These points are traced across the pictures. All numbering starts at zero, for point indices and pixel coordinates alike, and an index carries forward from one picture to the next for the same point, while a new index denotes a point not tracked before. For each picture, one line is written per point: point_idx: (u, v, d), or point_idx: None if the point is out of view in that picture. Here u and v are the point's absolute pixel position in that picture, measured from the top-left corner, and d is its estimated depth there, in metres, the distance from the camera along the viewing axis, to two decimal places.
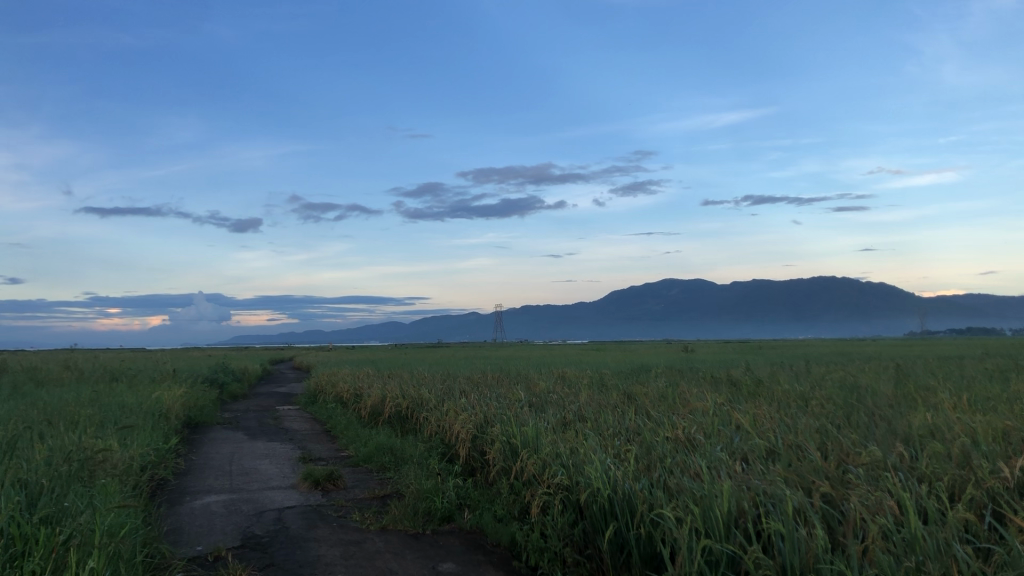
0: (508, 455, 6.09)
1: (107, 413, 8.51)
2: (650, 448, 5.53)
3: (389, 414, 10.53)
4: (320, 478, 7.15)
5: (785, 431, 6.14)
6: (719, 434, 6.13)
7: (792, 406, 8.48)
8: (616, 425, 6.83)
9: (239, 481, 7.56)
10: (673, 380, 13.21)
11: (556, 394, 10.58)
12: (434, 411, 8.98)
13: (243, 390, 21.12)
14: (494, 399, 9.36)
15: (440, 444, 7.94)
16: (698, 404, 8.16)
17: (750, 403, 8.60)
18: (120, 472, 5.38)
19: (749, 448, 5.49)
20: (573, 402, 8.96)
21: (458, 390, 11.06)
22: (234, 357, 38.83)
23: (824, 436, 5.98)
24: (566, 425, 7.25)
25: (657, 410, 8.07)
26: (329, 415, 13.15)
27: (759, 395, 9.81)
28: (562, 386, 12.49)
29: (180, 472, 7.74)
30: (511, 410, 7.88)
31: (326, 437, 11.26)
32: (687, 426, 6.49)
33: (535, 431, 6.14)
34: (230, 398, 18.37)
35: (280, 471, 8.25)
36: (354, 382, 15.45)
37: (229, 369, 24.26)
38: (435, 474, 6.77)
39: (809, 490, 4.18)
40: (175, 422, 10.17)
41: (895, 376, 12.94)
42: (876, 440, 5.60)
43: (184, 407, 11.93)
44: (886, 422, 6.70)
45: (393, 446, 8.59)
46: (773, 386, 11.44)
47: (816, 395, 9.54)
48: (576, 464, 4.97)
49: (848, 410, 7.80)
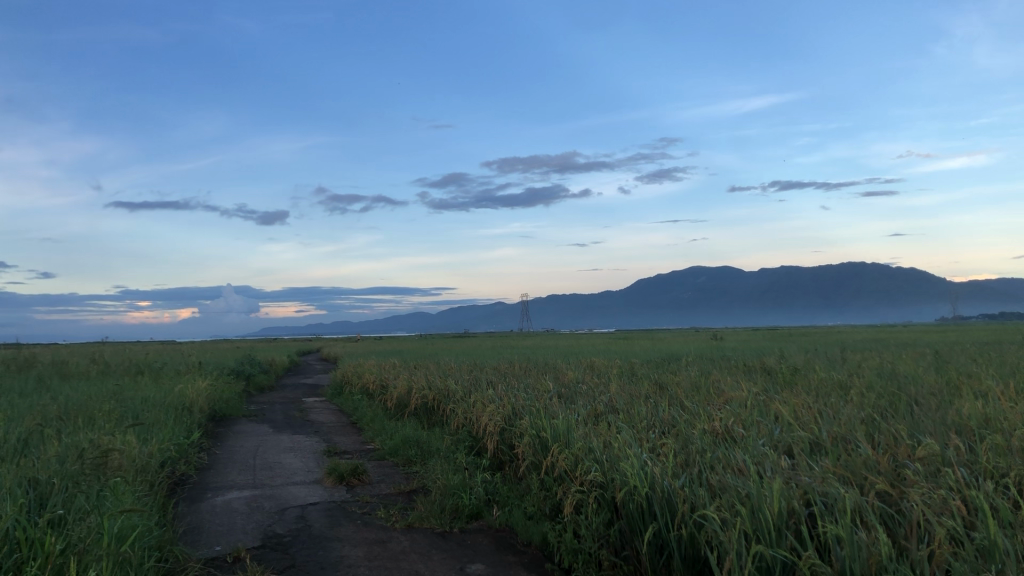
0: (538, 450, 5.85)
1: (128, 408, 8.37)
2: (688, 442, 5.27)
3: (416, 406, 10.34)
4: (344, 473, 6.95)
5: (829, 422, 5.86)
6: (759, 427, 5.85)
7: (831, 395, 8.14)
8: (649, 418, 6.58)
9: (262, 477, 7.38)
10: (706, 370, 12.93)
11: (586, 384, 10.31)
12: (461, 403, 8.76)
13: (270, 381, 21.06)
14: (522, 390, 9.12)
15: (467, 436, 7.72)
16: (734, 393, 7.88)
17: (788, 393, 8.28)
18: (136, 471, 5.20)
19: (793, 441, 5.21)
20: (603, 393, 8.68)
21: (485, 380, 10.83)
22: (262, 349, 38.99)
23: (870, 427, 5.69)
24: (598, 417, 6.99)
25: (690, 401, 7.80)
26: (355, 406, 13.00)
27: (795, 384, 9.51)
28: (592, 376, 12.25)
29: (202, 467, 7.58)
30: (539, 402, 7.63)
31: (351, 429, 11.09)
32: (725, 418, 6.21)
33: (566, 424, 5.89)
34: (256, 390, 18.28)
35: (304, 465, 8.07)
36: (380, 373, 15.30)
37: (256, 362, 24.24)
38: (462, 468, 6.55)
39: (864, 488, 3.90)
40: (198, 415, 10.02)
41: (935, 363, 12.53)
42: (928, 431, 5.30)
43: (209, 400, 11.79)
44: (934, 410, 6.38)
45: (419, 438, 8.38)
46: (810, 373, 11.11)
47: (855, 383, 9.19)
48: (611, 459, 4.72)
49: (891, 399, 7.47)
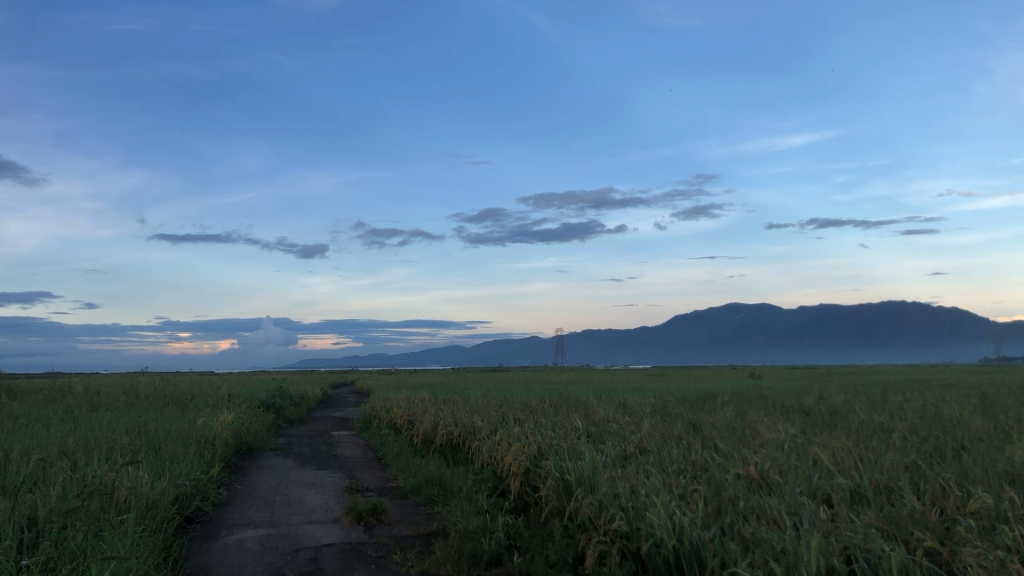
0: (561, 494, 5.58)
1: (147, 441, 8.22)
2: (720, 488, 4.98)
3: (441, 443, 10.10)
4: (363, 512, 6.72)
5: (870, 469, 5.53)
6: (797, 472, 5.54)
7: (872, 438, 7.75)
8: (680, 460, 6.29)
9: (280, 514, 7.17)
10: (741, 409, 12.55)
11: (616, 422, 10.00)
12: (486, 441, 8.51)
13: (300, 413, 20.91)
14: (550, 428, 8.85)
15: (491, 476, 7.46)
16: (770, 435, 7.56)
17: (827, 435, 7.91)
18: (140, 512, 5.02)
19: (833, 490, 4.90)
20: (633, 432, 8.36)
21: (513, 417, 10.55)
22: (296, 381, 39.01)
23: (915, 475, 5.36)
24: (626, 459, 6.71)
25: (724, 442, 7.49)
26: (382, 441, 12.78)
27: (834, 426, 9.13)
28: (623, 414, 11.90)
29: (219, 503, 7.40)
30: (566, 441, 7.37)
31: (376, 465, 10.86)
32: (760, 462, 5.90)
33: (591, 467, 5.62)
34: (285, 423, 18.13)
35: (323, 503, 7.85)
36: (409, 408, 15.08)
37: (288, 395, 24.15)
38: (483, 511, 6.29)
39: (911, 545, 3.60)
40: (221, 448, 9.86)
41: (981, 405, 12.01)
42: (978, 481, 4.96)
43: (234, 433, 11.63)
44: (983, 457, 6.01)
45: (442, 477, 8.14)
46: (851, 415, 10.67)
47: (897, 426, 8.79)
48: (637, 507, 4.45)
49: (936, 444, 7.09)
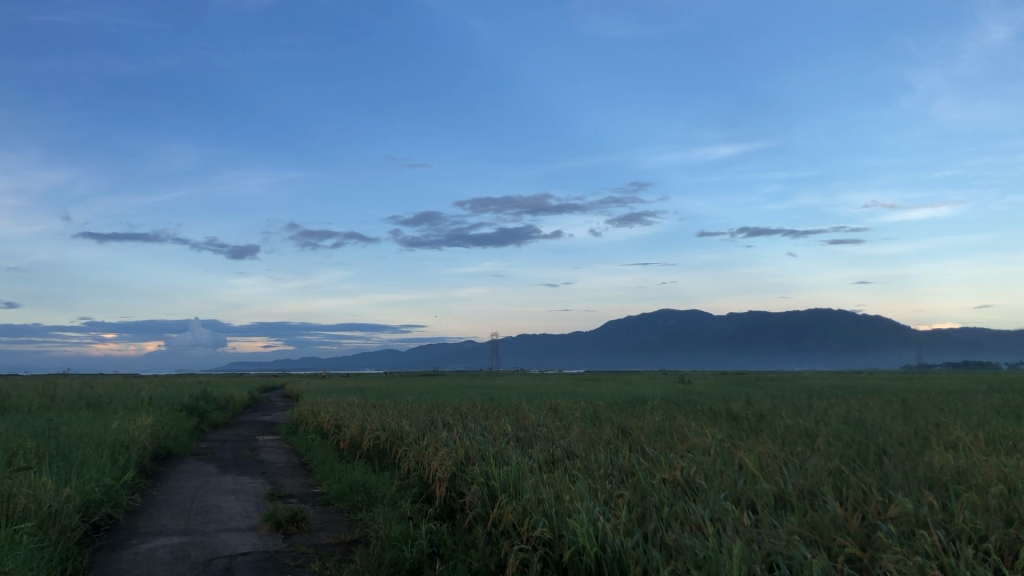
0: (486, 500, 5.48)
1: (57, 445, 7.85)
2: (645, 494, 4.94)
3: (367, 448, 9.89)
4: (282, 520, 6.50)
5: (794, 474, 5.55)
6: (722, 477, 5.54)
7: (797, 443, 7.81)
8: (606, 464, 6.24)
9: (196, 522, 6.90)
10: (671, 413, 12.63)
11: (546, 427, 9.92)
12: (414, 446, 8.36)
13: (225, 417, 20.40)
14: (479, 433, 8.73)
15: (417, 481, 7.31)
16: (698, 440, 7.57)
17: (753, 440, 7.95)
18: (38, 527, 4.75)
19: (756, 496, 4.89)
20: (563, 437, 8.28)
21: (441, 422, 10.41)
22: (223, 384, 38.13)
23: (838, 480, 5.38)
24: (554, 464, 6.63)
25: (652, 447, 7.47)
26: (308, 446, 12.50)
27: (761, 431, 9.20)
28: (553, 418, 11.84)
29: (132, 510, 7.10)
30: (494, 446, 7.25)
31: (301, 471, 10.60)
32: (686, 466, 5.87)
33: (516, 473, 5.52)
34: (208, 427, 17.63)
35: (243, 509, 7.60)
36: (337, 412, 14.80)
37: (212, 398, 23.57)
38: (407, 518, 6.15)
39: (832, 552, 3.59)
40: (137, 453, 9.50)
41: (902, 411, 12.29)
42: (899, 486, 5.00)
43: (152, 437, 11.24)
44: (902, 462, 6.09)
45: (367, 483, 7.96)
46: (777, 420, 10.78)
47: (821, 431, 8.91)
48: (560, 513, 4.36)
49: (858, 449, 7.18)
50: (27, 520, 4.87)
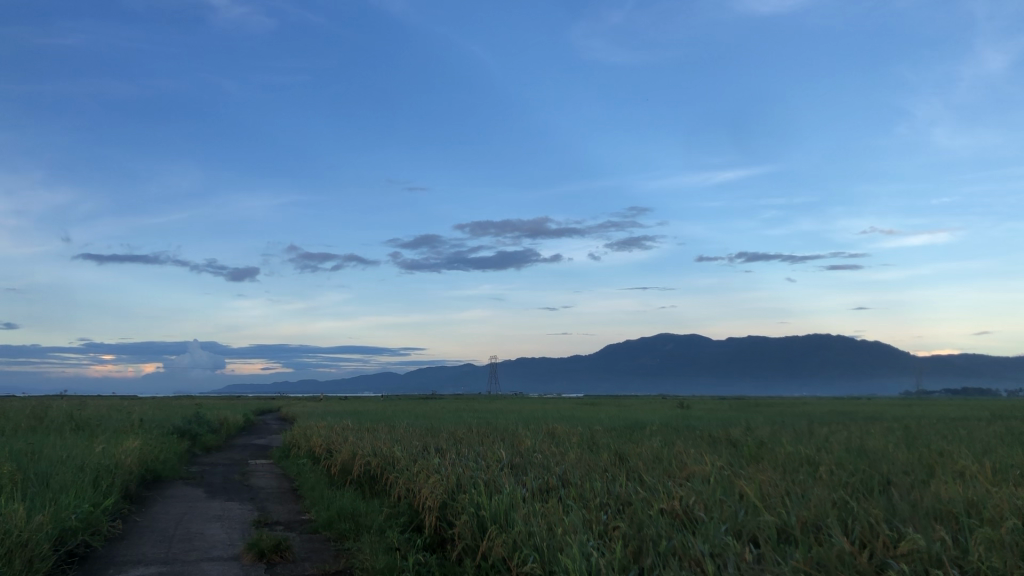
0: (475, 532, 5.26)
1: (37, 470, 7.63)
2: (642, 526, 4.73)
3: (358, 474, 9.65)
4: (265, 549, 6.25)
5: (797, 505, 5.33)
6: (722, 508, 5.32)
7: (799, 472, 7.57)
8: (602, 494, 6.01)
9: (177, 550, 6.66)
10: (669, 440, 12.39)
11: (542, 453, 9.68)
12: (406, 472, 8.13)
13: (218, 440, 20.14)
14: (473, 459, 8.51)
15: (407, 509, 7.08)
16: (697, 467, 7.33)
17: (754, 467, 7.73)
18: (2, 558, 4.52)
19: (759, 528, 4.68)
20: (558, 464, 8.04)
21: (434, 447, 10.19)
22: (218, 407, 37.90)
23: (843, 511, 5.16)
24: (548, 492, 6.40)
25: (650, 474, 7.25)
26: (299, 471, 12.26)
27: (762, 458, 8.99)
28: (549, 444, 11.62)
29: (112, 537, 6.86)
30: (486, 473, 7.03)
31: (290, 497, 10.34)
32: (685, 496, 5.66)
33: (508, 503, 5.31)
34: (200, 450, 17.38)
35: (227, 536, 7.37)
36: (330, 436, 14.57)
37: (207, 421, 23.33)
38: (394, 549, 5.91)
39: None
40: (122, 478, 9.26)
41: (905, 438, 12.05)
42: (907, 518, 4.79)
43: (140, 461, 10.99)
44: (908, 492, 5.87)
45: (356, 511, 7.72)
46: (777, 447, 10.54)
47: (824, 459, 8.68)
48: (552, 547, 4.15)
49: (862, 478, 6.95)
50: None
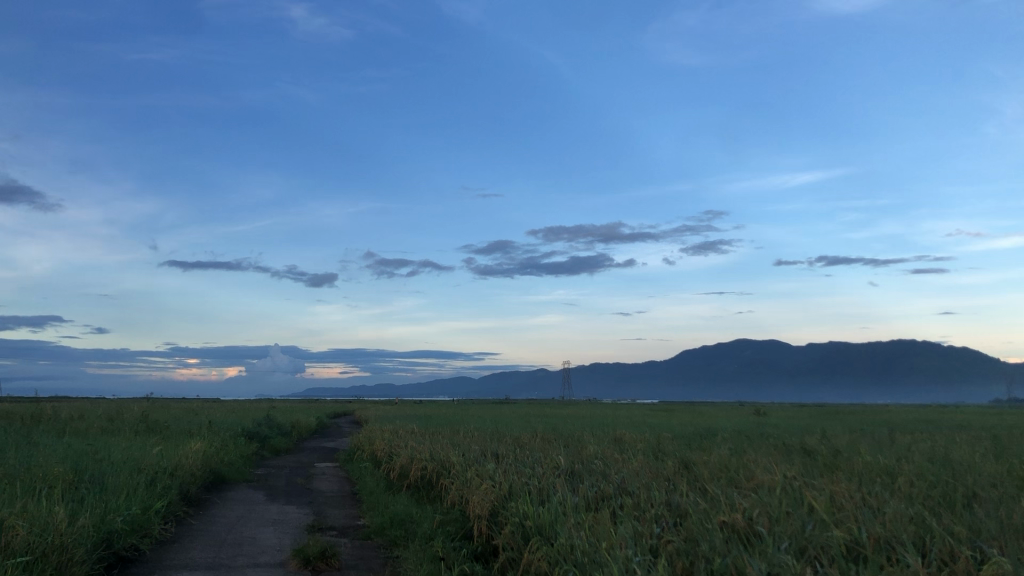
0: (520, 543, 5.02)
1: (92, 471, 7.61)
2: (698, 540, 4.42)
3: (415, 479, 9.48)
4: (311, 555, 6.08)
5: (870, 519, 4.91)
6: (788, 521, 4.95)
7: (875, 483, 7.10)
8: (660, 505, 5.68)
9: (225, 555, 6.53)
10: (739, 448, 11.93)
11: (603, 460, 9.34)
12: (460, 478, 7.92)
13: (287, 442, 20.29)
14: (531, 465, 8.25)
15: (458, 517, 6.85)
16: (765, 477, 6.93)
17: (826, 478, 7.30)
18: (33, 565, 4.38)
19: (825, 545, 4.33)
20: (617, 472, 7.71)
21: (493, 453, 9.96)
22: (293, 410, 38.47)
23: (920, 528, 4.73)
24: (603, 501, 6.10)
25: (714, 484, 6.87)
26: (360, 475, 12.18)
27: (837, 468, 8.53)
28: (614, 451, 11.31)
29: (163, 540, 6.78)
30: (542, 481, 6.75)
31: (349, 501, 10.21)
32: (748, 509, 5.29)
33: (555, 513, 5.04)
34: (269, 453, 17.53)
35: (279, 541, 7.24)
36: (393, 440, 14.47)
37: (277, 422, 23.58)
38: (440, 558, 5.67)
39: None
40: (181, 479, 9.24)
41: (991, 449, 11.38)
42: (993, 537, 4.36)
43: (202, 463, 11.01)
44: (996, 508, 5.39)
45: (409, 516, 7.54)
46: (854, 457, 10.02)
47: (904, 470, 8.16)
48: (595, 563, 3.87)
49: (944, 490, 6.47)
50: (23, 556, 4.51)
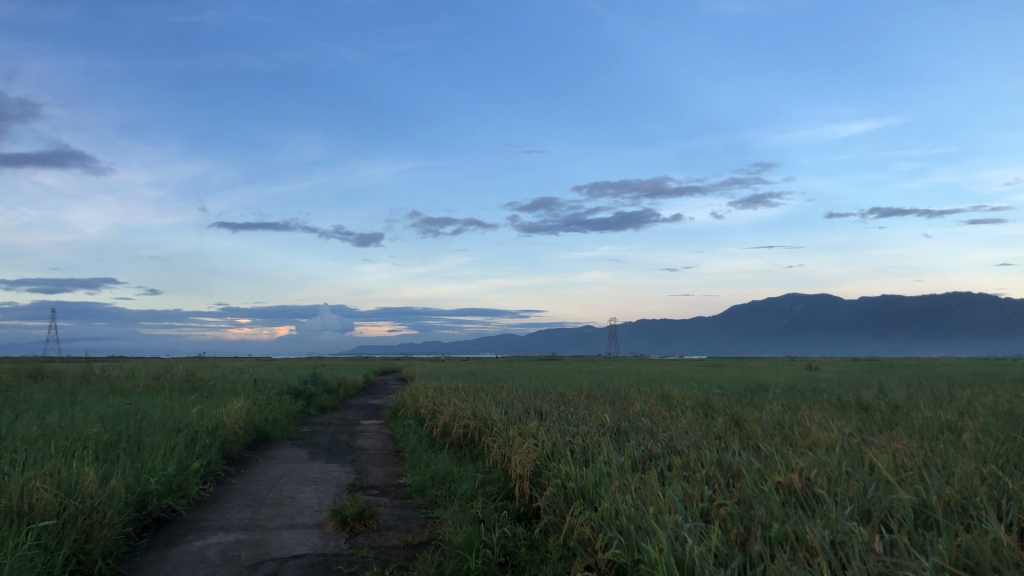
0: (563, 505, 4.78)
1: (130, 431, 7.51)
2: (754, 502, 4.11)
3: (457, 436, 9.31)
4: (348, 517, 5.89)
5: (938, 479, 4.56)
6: (850, 482, 4.62)
7: (941, 440, 6.69)
8: (711, 464, 5.38)
9: (262, 516, 6.37)
10: (793, 404, 11.55)
11: (648, 418, 9.04)
12: (501, 436, 7.68)
13: (333, 399, 20.33)
14: (574, 423, 7.97)
15: (500, 477, 6.62)
16: (821, 434, 6.59)
17: (887, 435, 6.90)
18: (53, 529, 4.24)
19: (891, 508, 4.01)
20: (665, 430, 7.41)
21: (537, 411, 9.69)
22: (342, 367, 38.80)
23: (994, 489, 4.37)
24: (651, 461, 5.82)
25: (768, 443, 6.53)
26: (404, 432, 12.05)
27: (896, 424, 8.09)
28: (660, 408, 11.00)
29: (200, 501, 6.66)
30: (586, 440, 6.48)
31: (392, 459, 10.06)
32: (805, 468, 4.98)
33: (600, 475, 4.76)
34: (315, 411, 17.52)
35: (318, 501, 7.11)
36: (436, 398, 14.31)
37: (323, 379, 23.66)
38: (481, 521, 5.43)
39: None
40: (221, 439, 9.14)
41: None
42: None
43: (245, 422, 10.94)
44: None
45: (450, 476, 7.33)
46: (914, 412, 9.58)
47: (966, 425, 7.72)
48: (642, 530, 3.60)
49: (1017, 448, 6.04)
50: (49, 521, 4.39)
